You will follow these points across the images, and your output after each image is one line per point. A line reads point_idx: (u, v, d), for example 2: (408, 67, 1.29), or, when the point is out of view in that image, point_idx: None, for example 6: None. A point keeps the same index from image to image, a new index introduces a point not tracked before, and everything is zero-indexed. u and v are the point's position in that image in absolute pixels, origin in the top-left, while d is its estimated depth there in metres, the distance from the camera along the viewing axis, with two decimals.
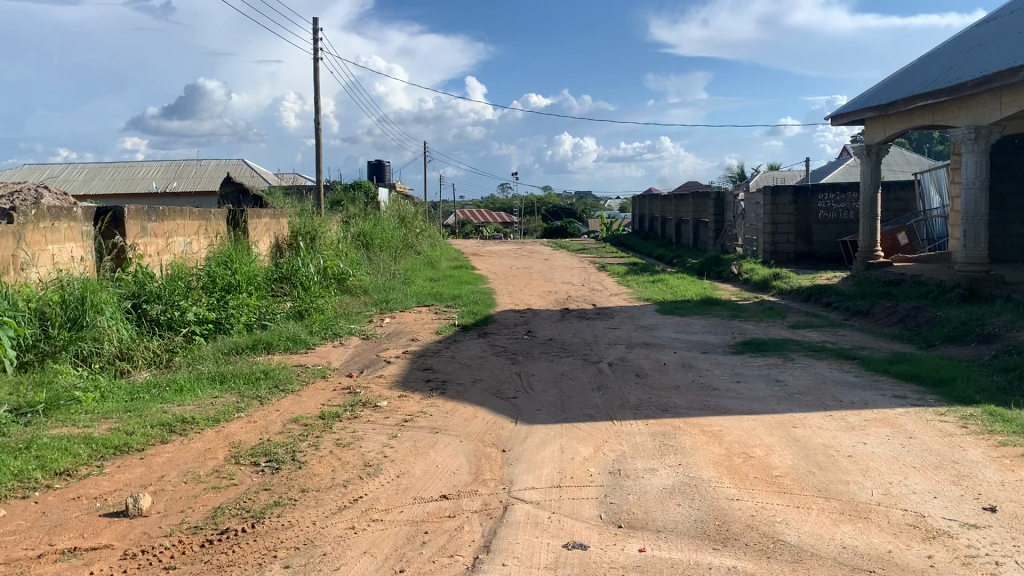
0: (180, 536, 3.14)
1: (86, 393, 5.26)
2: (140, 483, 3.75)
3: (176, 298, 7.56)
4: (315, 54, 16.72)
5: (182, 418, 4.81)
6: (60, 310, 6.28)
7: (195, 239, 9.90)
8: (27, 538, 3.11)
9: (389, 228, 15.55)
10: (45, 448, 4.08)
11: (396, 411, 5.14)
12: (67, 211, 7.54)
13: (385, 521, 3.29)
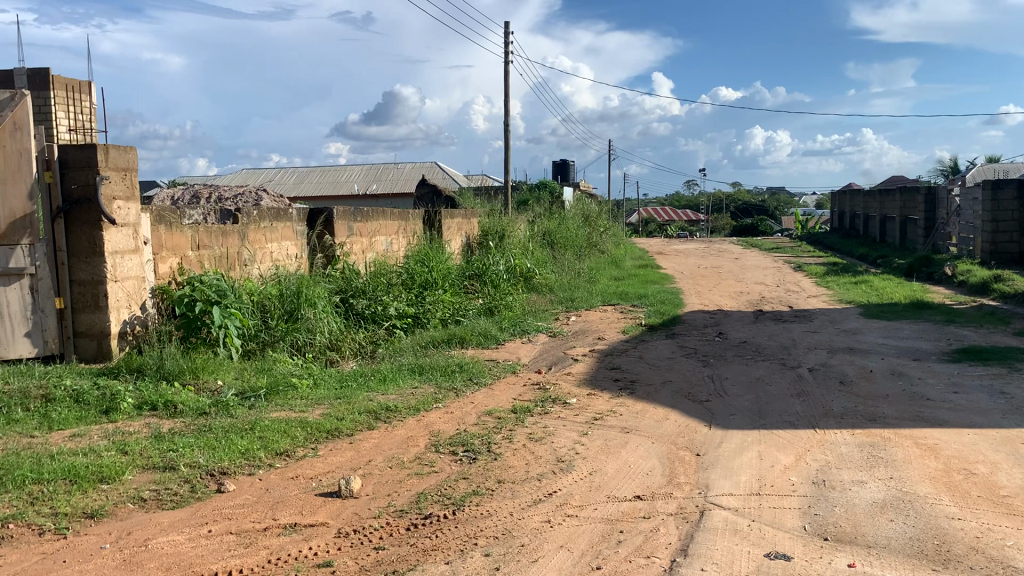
0: (387, 519, 3.32)
1: (301, 380, 5.69)
2: (349, 466, 4.00)
3: (379, 293, 8.00)
4: (505, 58, 17.15)
5: (387, 406, 5.09)
6: (277, 303, 6.84)
7: (394, 238, 10.43)
8: (255, 512, 3.41)
9: (575, 228, 15.68)
10: (267, 429, 4.45)
11: (586, 409, 5.18)
12: (284, 212, 8.17)
13: (581, 517, 3.32)
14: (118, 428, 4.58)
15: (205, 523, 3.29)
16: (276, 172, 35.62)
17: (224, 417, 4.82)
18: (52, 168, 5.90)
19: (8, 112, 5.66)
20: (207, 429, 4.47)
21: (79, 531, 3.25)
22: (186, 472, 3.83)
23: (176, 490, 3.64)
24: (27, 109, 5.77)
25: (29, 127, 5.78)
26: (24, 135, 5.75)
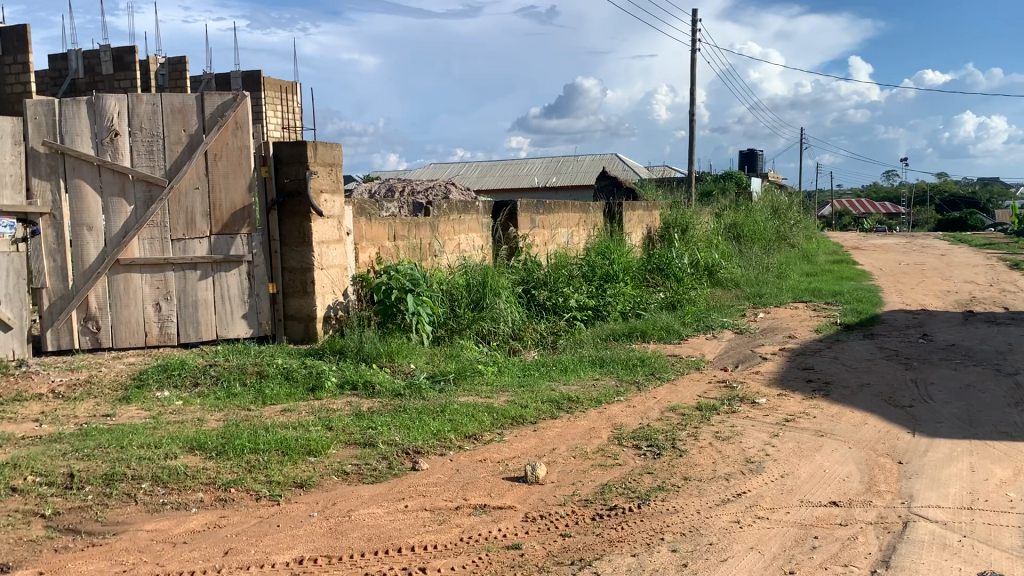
0: (572, 507, 3.37)
1: (487, 367, 5.88)
2: (535, 453, 4.09)
3: (561, 285, 8.11)
4: (692, 47, 16.81)
5: (569, 397, 5.15)
6: (465, 292, 7.09)
7: (576, 230, 10.52)
8: (447, 491, 3.56)
9: (762, 220, 15.13)
10: (457, 413, 4.63)
11: (776, 410, 5.00)
12: (471, 205, 8.45)
13: (772, 519, 3.23)
14: (322, 405, 4.94)
15: (402, 498, 3.48)
16: (461, 165, 36.82)
17: (416, 399, 5.06)
18: (268, 164, 6.39)
19: (230, 113, 6.14)
20: (401, 410, 4.71)
21: (290, 498, 3.53)
22: (383, 449, 4.06)
23: (376, 466, 3.87)
24: (247, 109, 6.23)
25: (248, 125, 6.25)
26: (244, 133, 6.24)
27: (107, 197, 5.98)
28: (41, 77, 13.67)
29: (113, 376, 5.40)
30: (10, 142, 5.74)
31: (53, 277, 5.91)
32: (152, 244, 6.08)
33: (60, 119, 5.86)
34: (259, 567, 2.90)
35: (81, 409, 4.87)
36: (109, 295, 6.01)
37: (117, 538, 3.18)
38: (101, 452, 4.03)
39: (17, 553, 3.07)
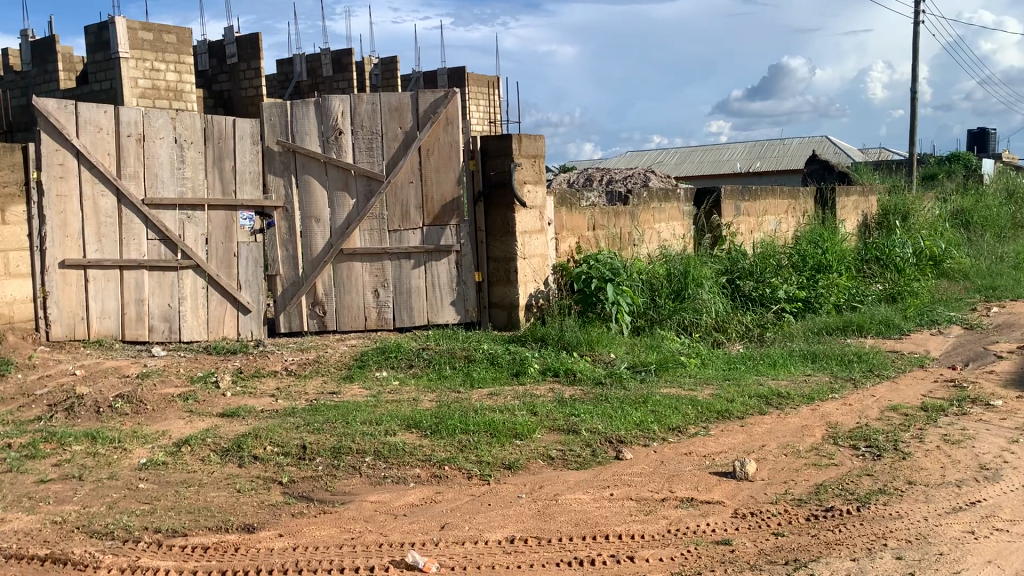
0: (785, 506, 3.26)
1: (690, 359, 5.79)
2: (743, 448, 3.99)
3: (767, 275, 7.83)
4: (915, 19, 15.60)
5: (779, 392, 4.97)
6: (665, 282, 7.01)
7: (784, 217, 10.10)
8: (653, 482, 3.55)
9: (996, 204, 13.79)
10: (660, 404, 4.60)
11: (1015, 414, 4.57)
12: (673, 193, 8.35)
13: (1012, 532, 2.97)
14: (526, 390, 5.07)
15: (607, 487, 3.51)
16: (660, 152, 36.31)
17: (618, 388, 5.08)
18: (476, 157, 6.64)
19: (442, 109, 6.42)
20: (603, 399, 4.74)
21: (499, 479, 3.66)
22: (588, 437, 4.11)
23: (580, 452, 3.94)
24: (458, 105, 6.48)
25: (458, 120, 6.51)
26: (454, 128, 6.50)
27: (332, 191, 6.43)
28: (270, 81, 14.90)
29: (337, 356, 5.84)
30: (249, 142, 6.32)
31: (286, 265, 6.44)
32: (371, 235, 6.48)
33: (292, 120, 6.35)
34: (473, 543, 3.04)
35: (310, 386, 5.30)
36: (333, 282, 6.48)
37: (345, 507, 3.44)
38: (328, 426, 4.37)
39: (260, 515, 3.41)
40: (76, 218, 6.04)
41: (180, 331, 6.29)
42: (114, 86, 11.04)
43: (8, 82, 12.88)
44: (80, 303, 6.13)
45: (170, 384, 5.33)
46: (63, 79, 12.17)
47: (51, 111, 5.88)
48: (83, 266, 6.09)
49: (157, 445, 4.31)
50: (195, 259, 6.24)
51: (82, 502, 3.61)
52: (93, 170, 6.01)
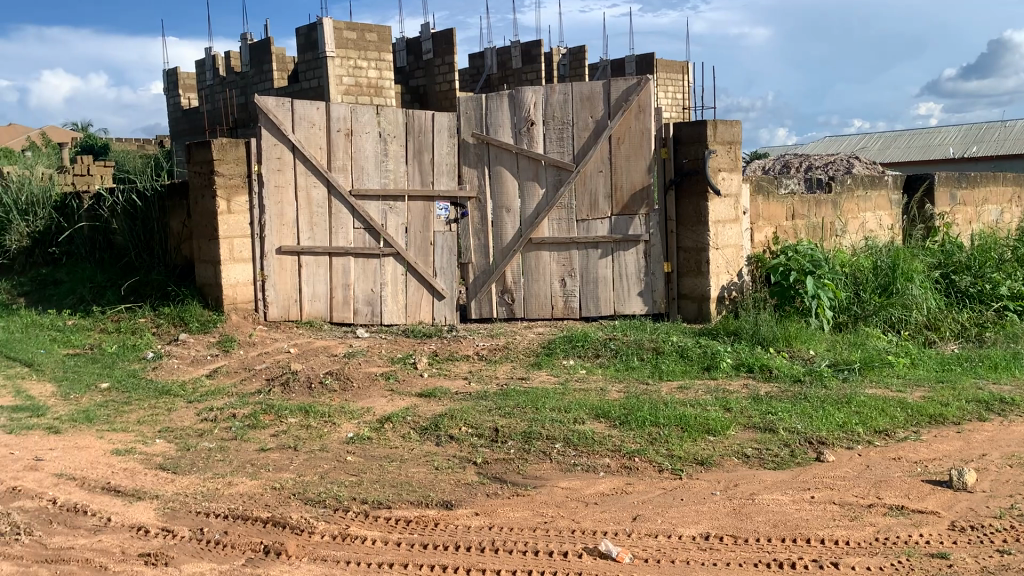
0: (1011, 522, 3.00)
1: (898, 358, 5.43)
2: (960, 457, 3.70)
3: (987, 270, 7.19)
4: None
5: (1002, 398, 4.56)
6: (870, 277, 6.63)
7: (1007, 207, 9.25)
8: (857, 486, 3.38)
9: None
10: (865, 405, 4.35)
11: None
12: (880, 180, 7.88)
13: None
14: (719, 385, 4.96)
15: (808, 489, 3.37)
16: (860, 137, 34.21)
17: (818, 387, 4.85)
18: (668, 145, 6.54)
19: (634, 97, 6.36)
20: (802, 397, 4.55)
21: (692, 474, 3.60)
22: (785, 436, 3.96)
23: (778, 452, 3.80)
24: (651, 93, 6.40)
25: (651, 108, 6.42)
26: (646, 116, 6.43)
27: (523, 181, 6.55)
28: (463, 75, 15.37)
29: (527, 343, 5.96)
30: (446, 135, 6.55)
31: (478, 253, 6.64)
32: (560, 225, 6.56)
33: (486, 112, 6.51)
34: (667, 536, 3.02)
35: (502, 371, 5.45)
36: (522, 271, 6.62)
37: (538, 491, 3.51)
38: (519, 411, 4.47)
39: (457, 493, 3.54)
40: (291, 208, 6.51)
41: (380, 315, 6.65)
42: (321, 84, 11.80)
43: (231, 83, 14.11)
44: (293, 287, 6.62)
45: (373, 364, 5.65)
46: (277, 79, 13.15)
47: (271, 109, 6.34)
48: (296, 253, 6.56)
49: (362, 421, 4.59)
50: (394, 247, 6.56)
51: (297, 470, 3.90)
52: (306, 163, 6.44)
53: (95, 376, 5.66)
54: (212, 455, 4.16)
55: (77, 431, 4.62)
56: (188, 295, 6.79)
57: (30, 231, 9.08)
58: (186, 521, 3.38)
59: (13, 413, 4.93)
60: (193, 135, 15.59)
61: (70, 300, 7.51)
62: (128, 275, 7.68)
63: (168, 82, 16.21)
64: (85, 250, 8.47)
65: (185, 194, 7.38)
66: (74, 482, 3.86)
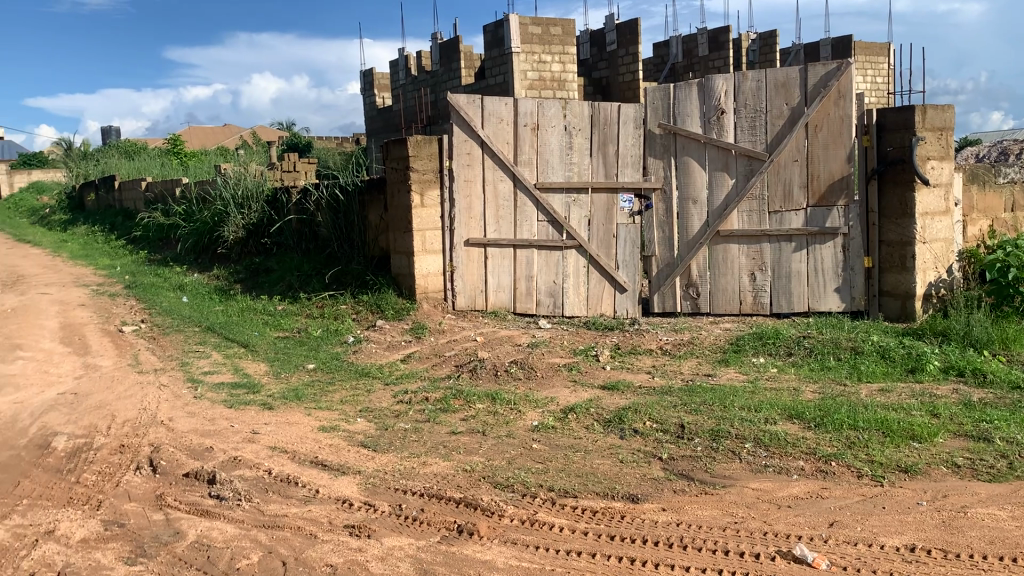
0: None
1: None
2: None
3: None
4: None
5: None
6: None
7: None
8: None
9: None
10: None
11: None
12: None
13: None
14: (925, 389, 4.64)
15: None
16: None
17: None
18: (870, 133, 6.17)
19: (834, 82, 6.04)
20: (1021, 406, 4.18)
21: (895, 482, 3.40)
22: (1003, 447, 3.66)
23: (994, 463, 3.51)
24: (852, 77, 6.06)
25: (851, 94, 6.08)
26: (847, 102, 6.10)
27: (712, 172, 6.41)
28: (647, 64, 15.20)
29: (713, 338, 5.83)
30: (632, 127, 6.51)
31: (662, 246, 6.56)
32: (750, 217, 6.37)
33: (674, 102, 6.41)
34: (867, 545, 2.88)
35: (687, 367, 5.37)
36: (708, 264, 6.49)
37: (726, 491, 3.44)
38: (706, 408, 4.40)
39: (644, 487, 3.54)
40: (478, 201, 6.71)
41: (563, 307, 6.74)
42: (507, 79, 12.07)
43: (422, 81, 14.74)
44: (479, 279, 6.83)
45: (556, 354, 5.73)
46: (465, 75, 13.58)
47: (462, 106, 6.54)
48: (483, 245, 6.76)
49: (547, 410, 4.67)
50: (578, 240, 6.62)
51: (486, 454, 4.03)
52: (494, 158, 6.61)
53: (302, 358, 6.10)
54: (408, 436, 4.38)
55: (287, 408, 5.01)
56: (383, 284, 7.18)
57: (245, 223, 9.91)
58: (385, 497, 3.59)
59: (233, 389, 5.42)
60: (387, 132, 16.42)
61: (280, 287, 8.14)
62: (331, 264, 8.21)
63: (364, 82, 17.15)
64: (293, 241, 9.15)
65: (382, 188, 7.75)
66: (286, 454, 4.19)
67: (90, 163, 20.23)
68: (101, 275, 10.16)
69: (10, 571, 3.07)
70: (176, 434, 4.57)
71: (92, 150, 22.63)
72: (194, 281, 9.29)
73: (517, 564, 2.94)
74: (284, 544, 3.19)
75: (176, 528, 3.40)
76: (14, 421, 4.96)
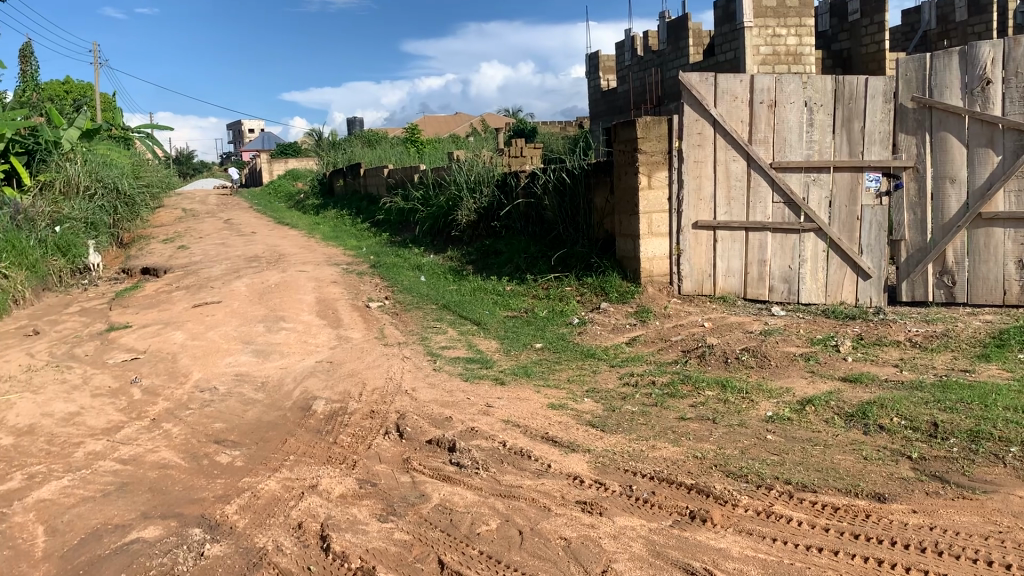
0: None
1: None
2: None
3: None
4: None
5: None
6: None
7: None
8: None
9: None
10: None
11: None
12: None
13: None
14: None
15: None
16: None
17: None
18: None
19: None
20: None
21: None
22: None
23: None
24: None
25: None
26: None
27: (974, 148, 5.84)
28: (894, 34, 14.13)
29: (971, 331, 5.34)
30: (881, 101, 6.08)
31: (913, 230, 6.10)
32: (1019, 198, 5.75)
33: (931, 73, 5.92)
34: None
35: (939, 361, 4.95)
36: (967, 249, 5.95)
37: (988, 497, 3.15)
38: (965, 407, 4.04)
39: (892, 486, 3.32)
40: (709, 182, 6.55)
41: (798, 293, 6.45)
42: (738, 56, 11.75)
43: (649, 61, 14.62)
44: (708, 262, 6.68)
45: (791, 343, 5.50)
46: (693, 54, 13.29)
47: (694, 85, 6.40)
48: (712, 228, 6.60)
49: (781, 400, 4.49)
50: (817, 223, 6.29)
51: (718, 443, 3.95)
52: (727, 137, 6.42)
53: (530, 337, 6.29)
54: (636, 419, 4.40)
55: (518, 384, 5.20)
56: (609, 267, 7.22)
57: (477, 207, 10.33)
58: (616, 477, 3.62)
59: (468, 364, 5.70)
60: (613, 115, 16.45)
61: (509, 268, 8.42)
62: (557, 247, 8.36)
63: (590, 65, 17.25)
64: (521, 224, 9.41)
65: (609, 169, 7.73)
66: (519, 429, 4.34)
67: (339, 151, 21.93)
68: (349, 255, 11.03)
69: (282, 518, 3.44)
70: (418, 403, 4.89)
71: (340, 139, 24.51)
72: (430, 261, 9.84)
73: (753, 555, 2.87)
74: (520, 514, 3.32)
75: (421, 490, 3.63)
76: (280, 384, 5.52)
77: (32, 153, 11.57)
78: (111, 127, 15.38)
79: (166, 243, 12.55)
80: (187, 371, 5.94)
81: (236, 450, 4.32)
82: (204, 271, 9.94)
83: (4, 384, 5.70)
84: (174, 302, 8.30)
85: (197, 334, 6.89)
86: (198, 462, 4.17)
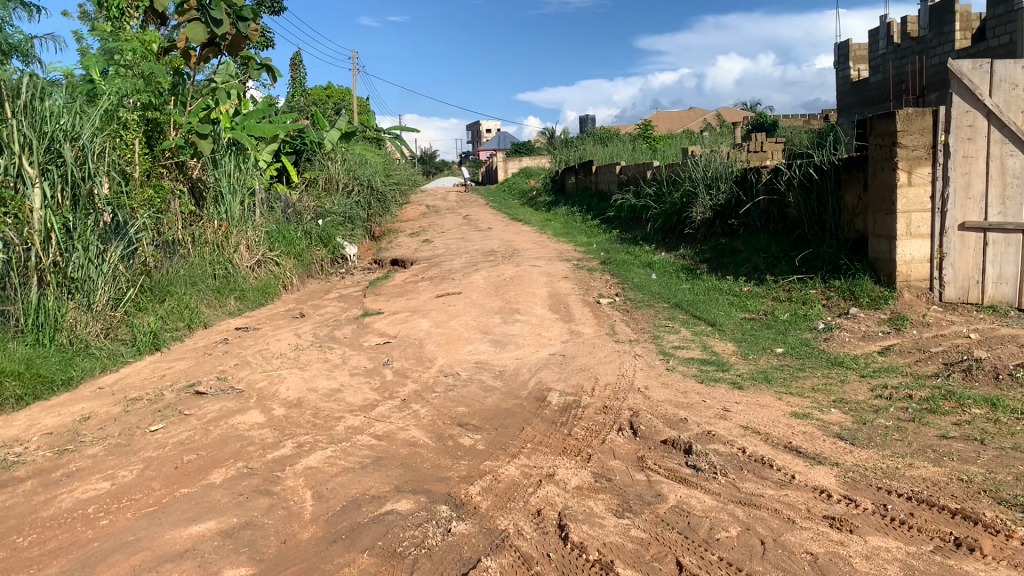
0: None
1: None
2: None
3: None
4: None
5: None
6: None
7: None
8: None
9: None
10: None
11: None
12: None
13: None
14: None
15: None
16: None
17: None
18: None
19: None
20: None
21: None
22: None
23: None
24: None
25: None
26: None
27: None
28: None
29: None
30: None
31: None
32: None
33: None
34: None
35: None
36: None
37: None
38: None
39: None
40: (980, 179, 6.01)
41: None
42: (1015, 40, 10.85)
43: (908, 49, 13.63)
44: (976, 267, 6.12)
45: None
46: (960, 39, 12.24)
47: (966, 73, 5.90)
48: (982, 230, 6.05)
49: None
50: None
51: (986, 466, 3.60)
52: (1004, 130, 5.89)
53: (771, 341, 6.05)
54: (890, 433, 4.10)
55: (758, 389, 5.02)
56: (860, 270, 6.78)
57: (713, 204, 10.12)
58: (867, 494, 3.41)
59: (703, 365, 5.60)
60: (862, 108, 15.50)
61: (747, 268, 8.15)
62: (800, 247, 7.98)
63: (838, 55, 16.30)
64: (760, 222, 9.08)
65: (863, 165, 7.25)
66: (759, 436, 4.19)
67: (571, 149, 22.26)
68: (581, 251, 11.19)
69: (521, 503, 3.56)
70: (652, 401, 4.87)
71: (573, 138, 24.85)
72: (663, 259, 9.74)
73: None
74: (761, 524, 3.21)
75: (657, 490, 3.62)
76: (517, 374, 5.72)
77: (300, 152, 12.71)
78: (366, 129, 16.65)
79: (412, 237, 13.34)
80: (432, 356, 6.31)
81: (477, 434, 4.53)
82: (447, 263, 10.51)
83: (276, 361, 6.34)
84: (419, 292, 8.84)
85: (440, 322, 7.30)
86: (443, 443, 4.42)
